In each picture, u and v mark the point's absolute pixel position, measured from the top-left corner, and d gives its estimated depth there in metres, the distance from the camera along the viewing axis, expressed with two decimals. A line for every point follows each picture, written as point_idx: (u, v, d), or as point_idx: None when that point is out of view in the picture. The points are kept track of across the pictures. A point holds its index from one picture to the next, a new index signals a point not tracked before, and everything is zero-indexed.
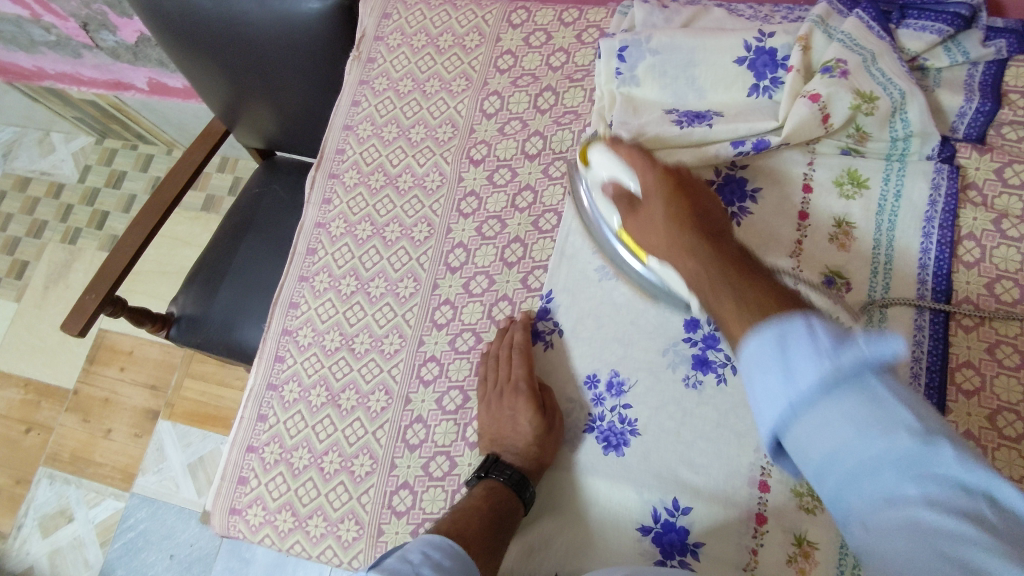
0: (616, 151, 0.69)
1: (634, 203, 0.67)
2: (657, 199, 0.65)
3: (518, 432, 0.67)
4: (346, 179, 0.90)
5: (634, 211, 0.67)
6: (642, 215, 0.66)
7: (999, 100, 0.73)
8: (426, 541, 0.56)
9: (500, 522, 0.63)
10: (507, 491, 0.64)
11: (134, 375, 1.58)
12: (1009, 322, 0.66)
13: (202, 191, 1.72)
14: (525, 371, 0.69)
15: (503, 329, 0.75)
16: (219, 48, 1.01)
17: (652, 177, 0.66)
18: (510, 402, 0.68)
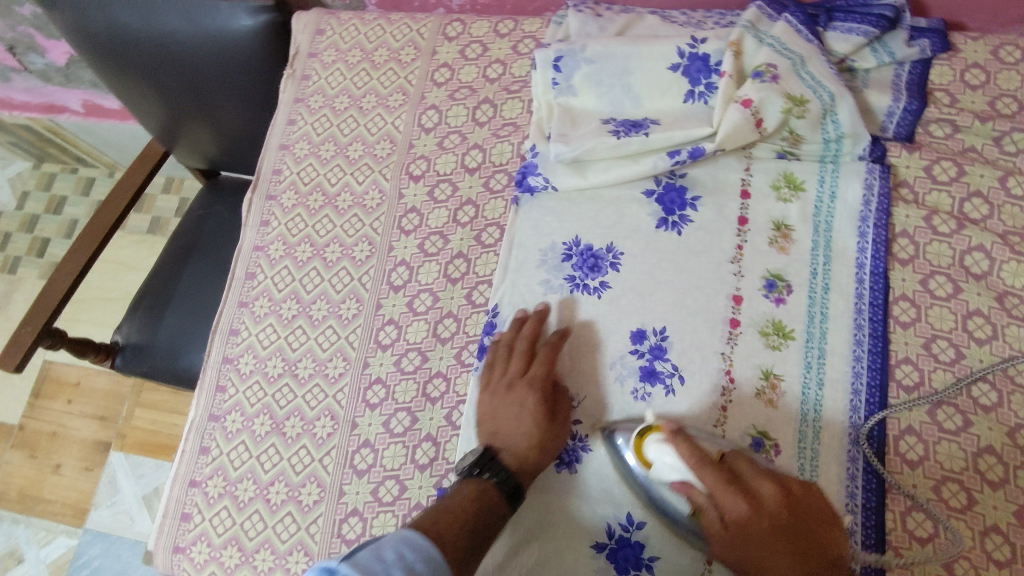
0: (677, 447, 0.57)
1: (719, 522, 0.56)
2: (753, 532, 0.55)
3: (522, 430, 0.64)
4: (284, 201, 0.88)
5: (720, 532, 0.57)
6: (726, 531, 0.56)
7: (925, 99, 0.75)
8: (400, 537, 0.54)
9: (484, 526, 0.59)
10: (499, 497, 0.61)
11: (82, 407, 1.52)
12: (944, 316, 0.67)
13: (146, 214, 1.68)
14: (544, 368, 0.67)
15: (522, 319, 0.71)
16: (149, 68, 0.98)
17: (745, 509, 0.55)
18: (520, 397, 0.65)
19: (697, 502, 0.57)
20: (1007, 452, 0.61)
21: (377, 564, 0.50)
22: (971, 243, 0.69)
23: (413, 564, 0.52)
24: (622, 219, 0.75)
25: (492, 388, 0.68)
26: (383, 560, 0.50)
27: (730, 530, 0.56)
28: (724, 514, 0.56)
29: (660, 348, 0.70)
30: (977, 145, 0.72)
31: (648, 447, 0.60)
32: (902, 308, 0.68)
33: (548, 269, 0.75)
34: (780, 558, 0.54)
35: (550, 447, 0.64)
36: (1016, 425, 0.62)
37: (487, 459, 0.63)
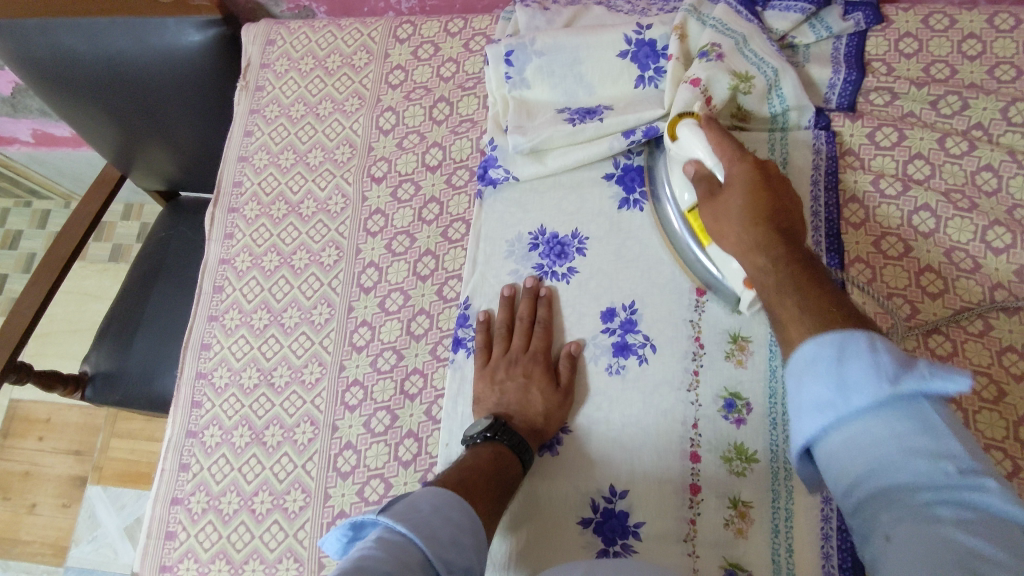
0: (705, 129, 0.65)
1: (706, 189, 0.63)
2: (734, 196, 0.60)
3: (530, 401, 0.67)
4: (246, 212, 0.88)
5: (706, 197, 0.63)
6: (716, 207, 0.61)
7: (863, 69, 0.78)
8: (434, 491, 0.52)
9: (504, 485, 0.60)
10: (513, 457, 0.62)
11: (55, 442, 1.49)
12: (897, 274, 0.69)
13: (108, 241, 1.65)
14: (545, 344, 0.71)
15: (509, 298, 0.73)
16: (99, 91, 0.97)
17: (740, 168, 0.61)
18: (525, 369, 0.69)
19: (711, 191, 0.63)
20: (964, 398, 0.64)
21: (416, 515, 0.48)
22: (916, 204, 0.71)
23: (449, 515, 0.50)
24: (584, 204, 0.77)
25: (493, 364, 0.70)
26: (420, 510, 0.49)
27: (717, 197, 0.62)
28: (723, 186, 0.62)
29: (630, 322, 0.71)
30: (915, 110, 0.75)
31: (682, 128, 0.67)
32: (858, 270, 0.70)
33: (516, 259, 0.76)
34: (759, 256, 0.56)
35: (558, 416, 0.67)
36: (972, 372, 0.64)
37: (502, 424, 0.64)
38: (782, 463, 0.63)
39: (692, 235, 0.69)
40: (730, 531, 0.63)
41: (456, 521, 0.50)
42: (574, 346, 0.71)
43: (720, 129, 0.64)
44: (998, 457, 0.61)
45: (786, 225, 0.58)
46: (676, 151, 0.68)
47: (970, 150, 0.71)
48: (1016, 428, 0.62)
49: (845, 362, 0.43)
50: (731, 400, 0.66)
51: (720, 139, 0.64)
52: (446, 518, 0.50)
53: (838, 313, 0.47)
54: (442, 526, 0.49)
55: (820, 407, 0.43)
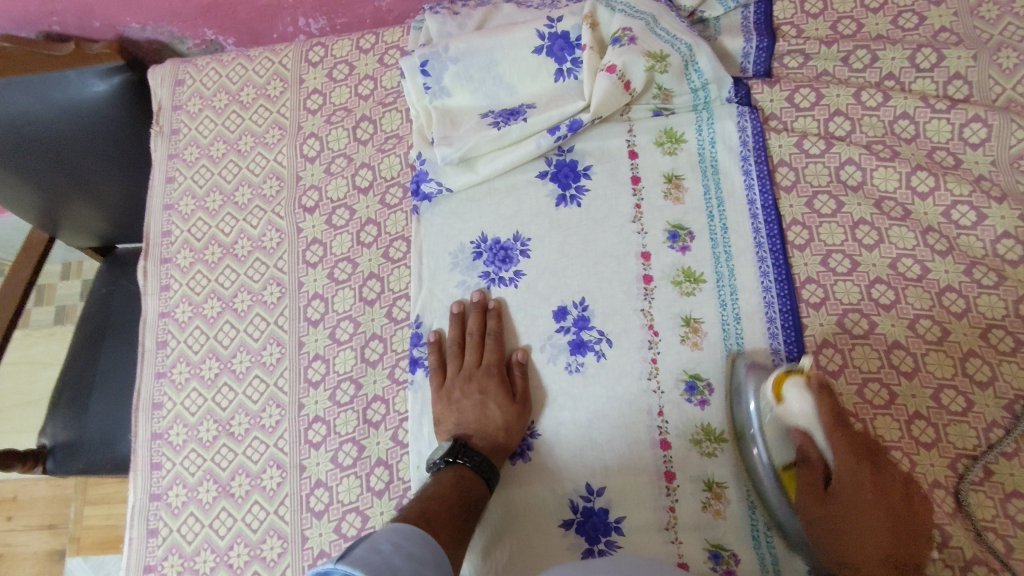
0: (823, 402, 0.56)
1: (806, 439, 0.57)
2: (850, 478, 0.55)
3: (489, 416, 0.67)
4: (180, 261, 0.85)
5: (815, 493, 0.56)
6: (809, 471, 0.57)
7: (773, 35, 0.79)
8: (395, 528, 0.53)
9: (468, 509, 0.61)
10: (477, 478, 0.63)
11: (25, 520, 1.43)
12: (833, 230, 0.71)
13: (49, 305, 1.59)
14: (497, 356, 0.70)
15: (459, 315, 0.73)
16: (8, 157, 0.92)
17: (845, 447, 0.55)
18: (481, 383, 0.69)
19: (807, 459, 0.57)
20: (910, 342, 0.65)
21: (377, 558, 0.49)
22: (841, 159, 0.73)
23: (410, 551, 0.51)
24: (522, 205, 0.76)
25: (448, 385, 0.70)
26: (380, 552, 0.50)
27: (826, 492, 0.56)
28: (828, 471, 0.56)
29: (583, 319, 0.71)
30: (829, 68, 0.76)
31: (788, 389, 0.58)
32: (796, 232, 0.72)
33: (461, 270, 0.75)
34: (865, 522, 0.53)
35: (518, 427, 0.67)
36: (915, 316, 0.66)
37: (461, 446, 0.65)
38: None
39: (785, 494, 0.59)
40: (708, 514, 0.63)
41: (418, 557, 0.52)
42: (522, 353, 0.71)
43: (834, 405, 0.56)
44: (951, 396, 0.63)
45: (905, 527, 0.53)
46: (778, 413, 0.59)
47: (885, 101, 0.73)
48: (963, 364, 0.63)
49: None
50: (693, 383, 0.67)
51: (845, 438, 0.55)
52: (407, 554, 0.51)
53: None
54: (403, 565, 0.50)
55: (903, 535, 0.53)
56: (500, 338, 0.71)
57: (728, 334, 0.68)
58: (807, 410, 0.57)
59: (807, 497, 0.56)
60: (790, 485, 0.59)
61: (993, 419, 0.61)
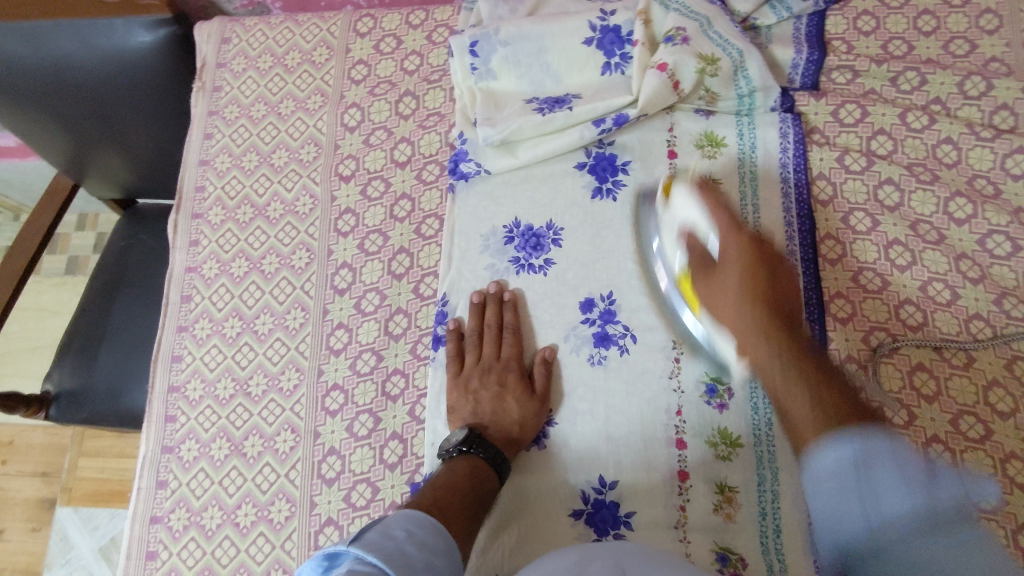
0: (699, 195, 0.65)
1: (705, 266, 0.63)
2: (730, 279, 0.61)
3: (506, 410, 0.67)
4: (211, 218, 0.85)
5: (700, 274, 0.63)
6: (712, 290, 0.62)
7: (824, 48, 0.79)
8: (408, 515, 0.53)
9: (479, 500, 0.61)
10: (489, 470, 0.63)
11: (19, 465, 1.43)
12: (866, 248, 0.71)
13: (62, 253, 1.59)
14: (517, 351, 0.70)
15: (479, 306, 0.72)
16: (44, 98, 0.92)
17: (741, 238, 0.61)
18: (499, 377, 0.68)
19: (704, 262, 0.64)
20: (935, 365, 0.65)
21: (390, 544, 0.48)
22: (881, 178, 0.73)
23: (423, 540, 0.51)
24: (558, 195, 0.76)
25: (465, 374, 0.69)
26: (393, 538, 0.49)
27: (716, 287, 0.62)
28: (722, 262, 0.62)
29: (609, 312, 0.71)
30: (876, 87, 0.76)
31: (676, 191, 0.67)
32: (830, 246, 0.72)
33: (492, 253, 0.75)
34: (747, 309, 0.59)
35: (533, 423, 0.67)
36: (941, 340, 0.66)
37: (476, 436, 0.64)
38: (766, 445, 0.64)
39: (680, 295, 0.68)
40: (718, 516, 0.63)
41: (430, 545, 0.51)
42: (548, 351, 0.70)
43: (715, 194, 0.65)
44: (970, 422, 0.63)
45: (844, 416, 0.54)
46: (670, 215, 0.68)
47: (930, 124, 0.73)
48: (985, 392, 0.63)
49: (863, 471, 0.48)
50: (713, 385, 0.67)
51: (719, 208, 0.64)
52: (420, 542, 0.50)
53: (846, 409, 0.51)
54: (416, 552, 0.49)
55: (833, 475, 0.49)
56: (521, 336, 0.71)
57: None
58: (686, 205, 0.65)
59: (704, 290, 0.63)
60: (688, 297, 0.66)
61: (1013, 449, 0.61)
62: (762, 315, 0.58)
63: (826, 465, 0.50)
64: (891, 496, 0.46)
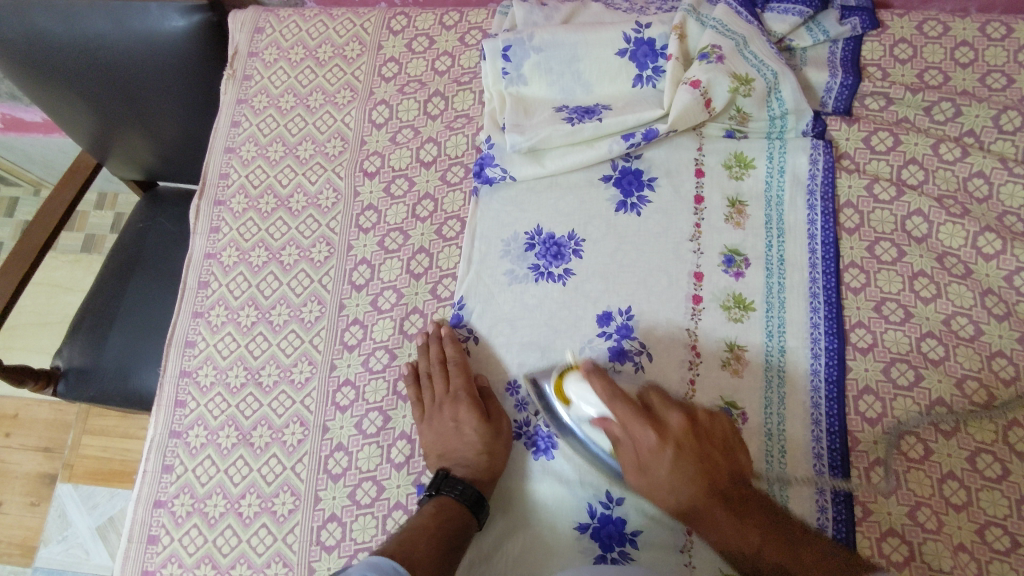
0: (594, 387, 0.62)
1: (632, 460, 0.61)
2: (661, 464, 0.60)
3: (468, 442, 0.65)
4: (233, 205, 0.86)
5: (632, 466, 0.61)
6: (645, 479, 0.60)
7: (859, 74, 0.79)
8: (371, 563, 0.52)
9: (454, 541, 0.59)
10: (459, 507, 0.61)
11: (22, 440, 1.44)
12: (891, 279, 0.70)
13: (79, 231, 1.59)
14: (465, 379, 0.69)
15: (425, 346, 0.72)
16: (75, 77, 0.92)
17: (653, 441, 0.60)
18: (451, 412, 0.67)
19: (619, 440, 0.61)
20: (954, 401, 0.64)
21: None
22: (909, 209, 0.72)
23: None
24: (582, 205, 0.76)
25: (427, 416, 0.69)
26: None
27: (641, 471, 0.60)
28: (640, 449, 0.60)
29: (626, 327, 0.70)
30: (909, 116, 0.76)
31: (569, 388, 0.64)
32: (853, 275, 0.71)
33: (512, 259, 0.75)
34: (671, 458, 0.59)
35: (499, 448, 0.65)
36: (963, 376, 0.65)
37: (445, 478, 0.64)
38: (775, 392, 0.67)
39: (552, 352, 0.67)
40: None
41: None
42: None
43: (606, 379, 0.62)
44: (988, 461, 0.62)
45: (717, 458, 0.60)
46: (568, 409, 0.64)
47: (963, 156, 0.72)
48: (1005, 432, 0.62)
49: None
50: (727, 409, 0.66)
51: (628, 416, 0.60)
52: None
53: (793, 539, 0.55)
54: None
55: None
56: (464, 364, 0.69)
57: (770, 407, 0.66)
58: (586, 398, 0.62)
59: (631, 470, 0.61)
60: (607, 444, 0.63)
61: None
62: (715, 533, 0.58)
63: None
64: None
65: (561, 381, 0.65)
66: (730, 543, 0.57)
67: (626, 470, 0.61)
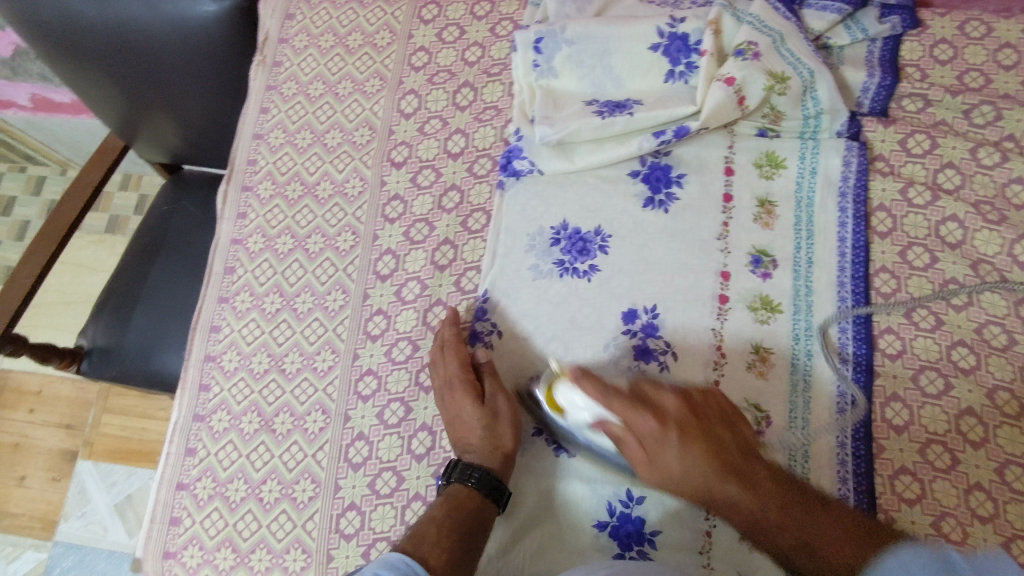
0: (586, 391, 0.62)
1: (638, 446, 0.61)
2: (667, 447, 0.60)
3: (470, 429, 0.65)
4: (260, 191, 0.86)
5: (641, 460, 0.61)
6: (654, 466, 0.61)
7: (897, 74, 0.77)
8: (384, 560, 0.56)
9: (472, 528, 0.60)
10: (473, 493, 0.62)
11: (45, 416, 1.46)
12: (923, 285, 0.68)
13: (104, 212, 1.61)
14: (459, 364, 0.68)
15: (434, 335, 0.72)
16: (107, 58, 0.92)
17: (653, 427, 0.61)
18: (452, 399, 0.67)
19: (621, 438, 0.61)
20: (984, 412, 0.63)
21: None
22: (944, 214, 0.70)
23: None
24: (609, 201, 0.75)
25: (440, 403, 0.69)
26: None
27: (653, 461, 0.61)
28: (643, 438, 0.61)
29: (651, 325, 0.70)
30: (947, 118, 0.74)
31: (558, 394, 0.64)
32: (883, 280, 0.69)
33: (537, 253, 0.74)
34: (698, 476, 0.60)
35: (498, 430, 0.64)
36: (994, 386, 0.64)
37: (457, 466, 0.64)
38: (801, 395, 0.66)
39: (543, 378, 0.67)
40: (745, 545, 0.62)
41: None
42: None
43: (594, 379, 0.63)
44: (1017, 473, 0.60)
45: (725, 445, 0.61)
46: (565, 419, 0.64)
47: (1002, 162, 0.71)
48: None
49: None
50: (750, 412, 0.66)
51: (614, 393, 0.62)
52: None
53: (841, 532, 0.55)
54: None
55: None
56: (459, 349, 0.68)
57: (795, 392, 0.66)
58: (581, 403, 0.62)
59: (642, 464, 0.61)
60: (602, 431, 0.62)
61: None
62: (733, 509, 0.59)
63: None
64: None
65: (551, 391, 0.65)
66: (743, 503, 0.58)
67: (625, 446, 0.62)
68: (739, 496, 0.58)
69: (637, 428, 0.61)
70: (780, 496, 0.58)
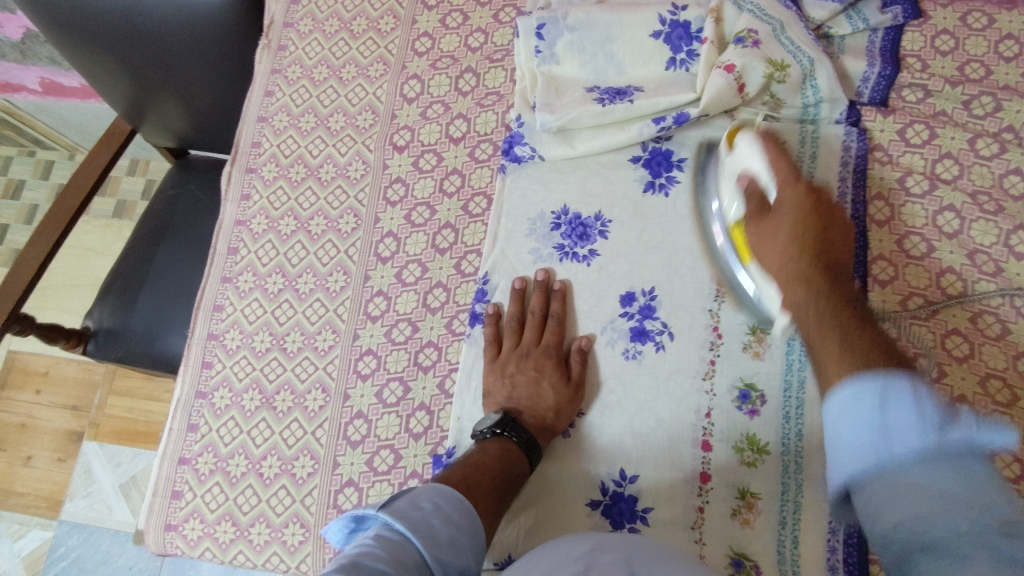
0: (764, 143, 0.65)
1: (762, 208, 0.64)
2: (789, 211, 0.61)
3: (541, 395, 0.66)
4: (264, 173, 0.87)
5: (759, 212, 0.64)
6: (764, 232, 0.63)
7: (898, 64, 0.77)
8: (436, 489, 0.55)
9: (508, 485, 0.61)
10: (521, 455, 0.62)
11: (52, 397, 1.48)
12: (918, 274, 0.69)
13: (111, 197, 1.62)
14: (557, 337, 0.70)
15: (521, 292, 0.72)
16: (116, 41, 0.92)
17: (796, 194, 0.61)
18: (535, 363, 0.68)
19: (752, 195, 0.65)
20: (977, 400, 0.63)
21: (417, 515, 0.51)
22: (942, 204, 0.71)
23: (449, 515, 0.53)
24: (609, 186, 0.76)
25: (503, 358, 0.69)
26: (420, 509, 0.52)
27: (768, 225, 0.62)
28: (778, 202, 0.62)
29: (649, 308, 0.71)
30: (947, 109, 0.74)
31: (741, 138, 0.68)
32: (880, 268, 0.70)
33: (538, 238, 0.75)
34: (795, 259, 0.58)
35: (568, 410, 0.66)
36: (987, 374, 0.64)
37: (511, 420, 0.64)
38: (796, 375, 0.65)
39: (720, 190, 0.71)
40: (736, 522, 0.63)
41: (455, 522, 0.53)
42: (586, 341, 0.70)
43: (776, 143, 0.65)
44: (1006, 460, 0.61)
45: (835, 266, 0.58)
46: (731, 160, 0.69)
47: (1000, 153, 0.71)
48: None
49: (883, 405, 0.44)
50: (746, 392, 0.66)
51: (777, 155, 0.65)
52: (446, 517, 0.53)
53: (876, 352, 0.49)
54: (441, 526, 0.52)
55: (857, 433, 0.45)
56: (563, 323, 0.70)
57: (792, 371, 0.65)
58: (750, 151, 0.66)
59: (755, 230, 0.64)
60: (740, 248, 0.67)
61: None
62: (809, 294, 0.56)
63: (852, 421, 0.46)
64: (900, 428, 0.43)
65: (735, 134, 0.70)
66: (812, 305, 0.55)
67: (752, 210, 0.64)
68: (813, 295, 0.56)
69: (778, 195, 0.63)
70: (850, 310, 0.53)
